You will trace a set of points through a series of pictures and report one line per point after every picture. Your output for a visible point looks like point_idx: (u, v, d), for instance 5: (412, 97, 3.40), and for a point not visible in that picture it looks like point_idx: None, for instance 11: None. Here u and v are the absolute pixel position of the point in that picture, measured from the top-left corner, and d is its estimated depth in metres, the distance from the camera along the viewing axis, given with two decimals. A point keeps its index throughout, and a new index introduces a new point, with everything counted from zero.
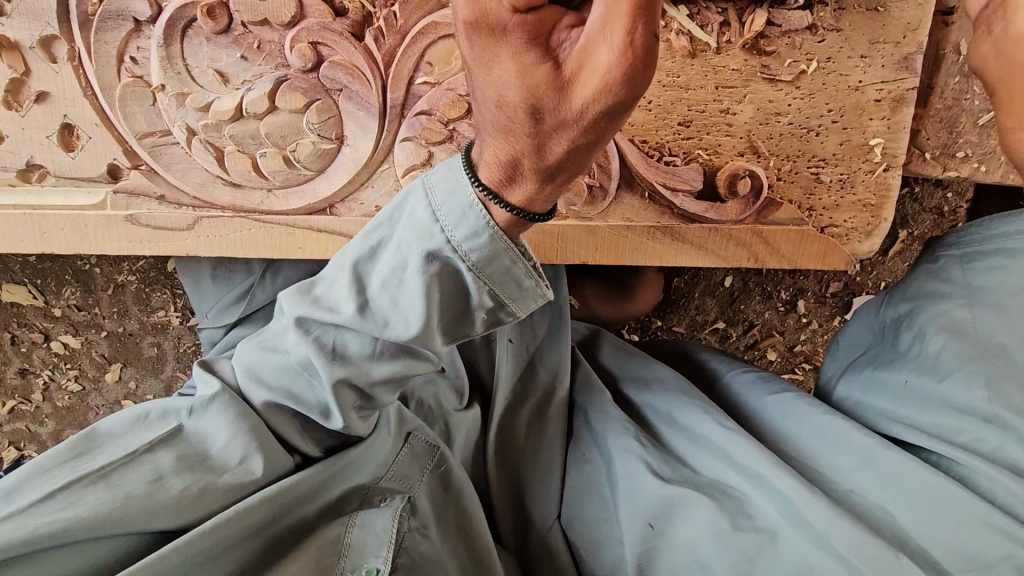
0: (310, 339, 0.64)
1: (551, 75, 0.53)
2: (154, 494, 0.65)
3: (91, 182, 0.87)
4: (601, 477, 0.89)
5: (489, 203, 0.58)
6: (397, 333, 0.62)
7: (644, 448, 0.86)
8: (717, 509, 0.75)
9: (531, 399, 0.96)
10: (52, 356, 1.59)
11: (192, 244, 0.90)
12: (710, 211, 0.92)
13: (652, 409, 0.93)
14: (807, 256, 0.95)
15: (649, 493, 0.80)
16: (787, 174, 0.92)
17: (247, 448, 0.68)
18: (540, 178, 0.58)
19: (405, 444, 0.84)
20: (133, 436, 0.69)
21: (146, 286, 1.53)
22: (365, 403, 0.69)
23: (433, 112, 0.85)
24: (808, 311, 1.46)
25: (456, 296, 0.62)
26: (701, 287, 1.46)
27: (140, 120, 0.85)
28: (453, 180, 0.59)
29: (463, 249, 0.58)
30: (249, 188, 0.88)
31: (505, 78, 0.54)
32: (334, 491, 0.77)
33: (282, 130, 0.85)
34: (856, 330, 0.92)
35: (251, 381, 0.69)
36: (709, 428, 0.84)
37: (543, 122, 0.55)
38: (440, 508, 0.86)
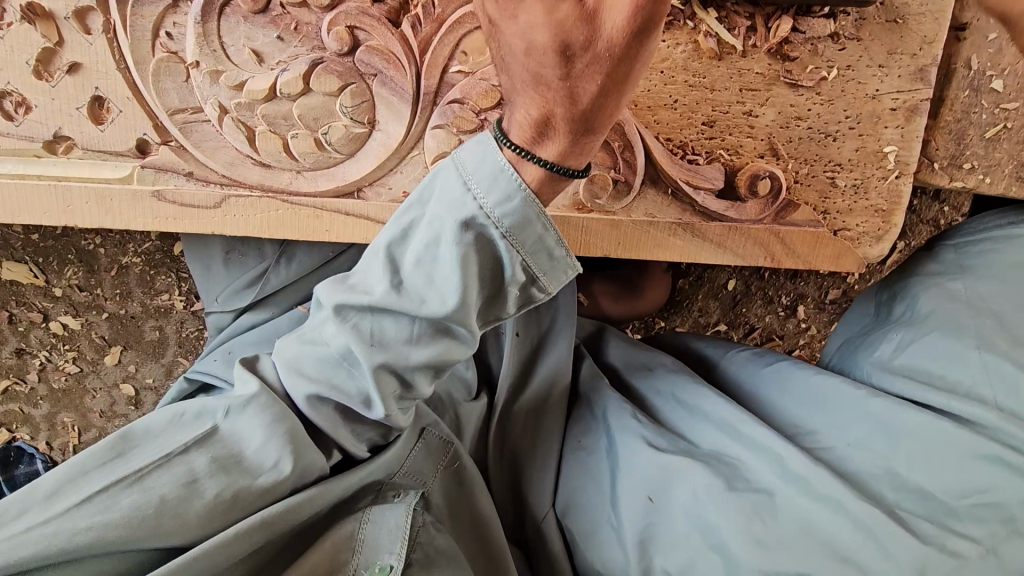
0: (349, 326, 0.64)
1: (576, 8, 0.56)
2: (190, 497, 0.64)
3: (119, 156, 0.87)
4: (602, 450, 0.90)
5: (521, 160, 0.60)
6: (434, 310, 0.61)
7: (642, 424, 0.88)
8: (712, 473, 0.76)
9: (537, 383, 0.97)
10: (50, 337, 1.56)
11: (220, 223, 0.90)
12: (730, 210, 0.94)
13: (653, 391, 0.96)
14: (822, 257, 0.98)
15: (648, 462, 0.82)
16: (804, 177, 0.95)
17: (282, 451, 0.68)
18: (575, 127, 0.60)
19: (419, 439, 0.84)
20: (168, 437, 0.68)
21: (151, 268, 1.52)
22: (405, 393, 0.68)
23: (466, 101, 0.86)
24: (807, 317, 1.49)
25: (490, 268, 0.62)
26: (705, 289, 1.49)
27: (172, 96, 0.85)
28: (482, 152, 0.61)
29: (497, 214, 0.59)
30: (278, 169, 0.89)
31: (533, 20, 0.57)
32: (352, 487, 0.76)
33: (315, 112, 0.86)
34: (855, 314, 0.97)
35: (295, 376, 0.68)
36: (711, 402, 0.86)
37: (575, 60, 0.58)
38: (453, 503, 0.87)
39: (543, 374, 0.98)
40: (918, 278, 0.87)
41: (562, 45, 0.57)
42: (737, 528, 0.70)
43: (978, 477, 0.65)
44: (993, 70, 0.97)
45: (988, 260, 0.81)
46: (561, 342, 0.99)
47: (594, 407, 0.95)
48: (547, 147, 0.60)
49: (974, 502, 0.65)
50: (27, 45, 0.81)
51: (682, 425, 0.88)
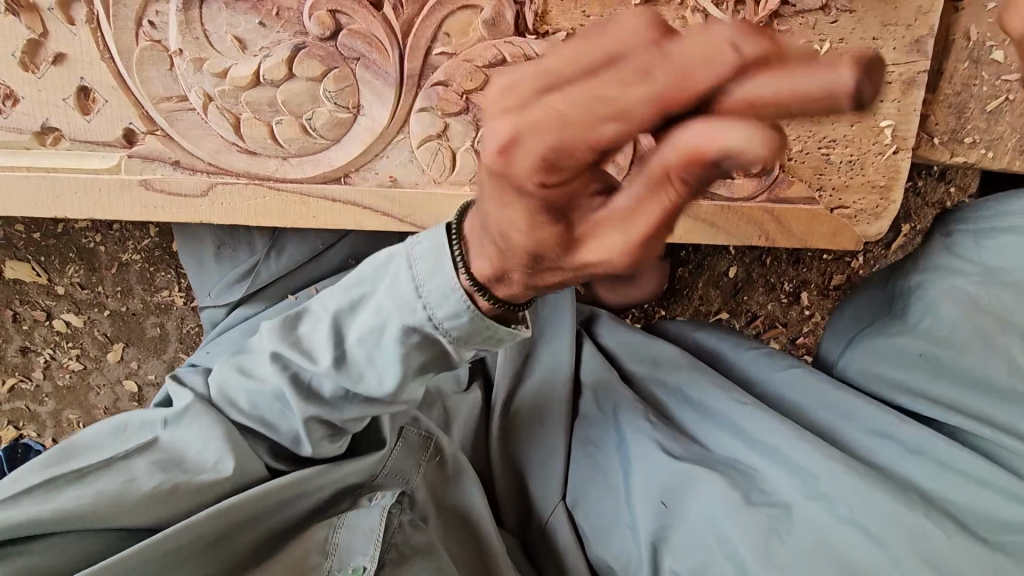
0: (285, 376, 0.68)
1: (559, 237, 0.45)
2: (127, 491, 0.67)
3: (105, 146, 0.87)
4: (612, 449, 0.88)
5: (474, 293, 0.59)
6: (369, 387, 0.66)
7: (655, 425, 0.85)
8: (728, 484, 0.75)
9: (533, 381, 0.96)
10: (54, 335, 1.58)
11: (208, 212, 0.90)
12: (721, 189, 0.93)
13: (665, 387, 0.93)
14: (818, 236, 0.96)
15: (662, 468, 0.80)
16: (799, 154, 0.93)
17: (221, 451, 0.70)
18: (530, 287, 0.55)
19: (399, 438, 0.84)
20: (112, 446, 0.72)
21: (151, 265, 1.52)
22: (335, 432, 0.74)
23: (450, 83, 0.86)
24: (810, 303, 1.46)
25: (432, 358, 0.65)
26: (705, 278, 1.46)
27: (157, 85, 0.85)
28: (436, 258, 0.59)
29: (444, 326, 0.60)
30: (263, 156, 0.89)
31: (512, 224, 0.46)
32: (328, 487, 0.78)
33: (299, 97, 0.86)
34: (862, 303, 0.91)
35: (228, 402, 0.74)
36: (721, 402, 0.85)
37: (543, 264, 0.49)
38: (439, 500, 0.86)
39: (539, 374, 0.96)
40: (926, 275, 0.81)
41: (696, 159, 0.34)
42: (750, 536, 0.70)
43: (1006, 507, 0.65)
44: (993, 41, 0.94)
45: (1001, 245, 0.76)
46: (560, 341, 0.97)
47: (602, 401, 0.92)
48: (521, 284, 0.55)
49: (1015, 536, 0.64)
50: (12, 37, 0.82)
51: (694, 428, 0.87)
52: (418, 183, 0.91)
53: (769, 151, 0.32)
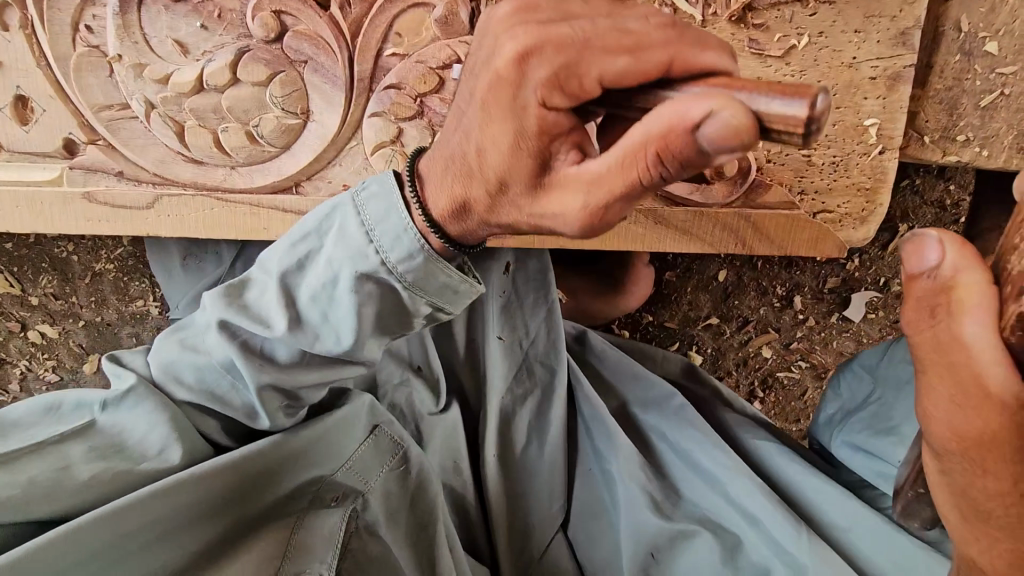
0: (235, 343, 0.66)
1: (534, 173, 0.55)
2: (62, 481, 0.66)
3: (46, 157, 0.84)
4: (603, 492, 0.98)
5: (428, 232, 0.63)
6: (329, 346, 0.67)
7: (649, 481, 0.95)
8: (712, 544, 0.88)
9: (527, 416, 0.99)
10: (29, 346, 1.55)
11: (154, 224, 0.87)
12: (694, 194, 0.88)
13: (654, 429, 1.00)
14: (798, 242, 0.91)
15: (656, 527, 0.91)
16: (778, 155, 0.88)
17: (168, 438, 0.69)
18: (489, 204, 0.59)
19: (371, 435, 0.83)
20: (42, 426, 0.69)
21: (124, 275, 1.49)
22: (291, 403, 0.73)
23: (403, 86, 0.81)
24: (805, 307, 1.32)
25: (391, 307, 0.67)
26: (694, 281, 1.34)
27: (96, 92, 0.81)
28: (387, 204, 0.64)
29: (399, 269, 0.63)
30: (211, 166, 0.85)
31: (497, 143, 0.55)
32: (286, 481, 0.77)
33: (244, 103, 0.81)
34: (858, 380, 0.98)
35: (171, 379, 0.71)
36: (711, 458, 0.93)
37: (507, 195, 0.57)
38: (393, 503, 0.84)
39: (531, 408, 0.99)
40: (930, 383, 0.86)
41: (668, 134, 0.45)
42: None
43: None
44: (986, 32, 0.88)
45: None
46: (556, 370, 0.99)
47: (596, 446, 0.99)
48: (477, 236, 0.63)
49: None
50: None
51: (681, 474, 0.96)
52: None
53: (746, 130, 0.42)
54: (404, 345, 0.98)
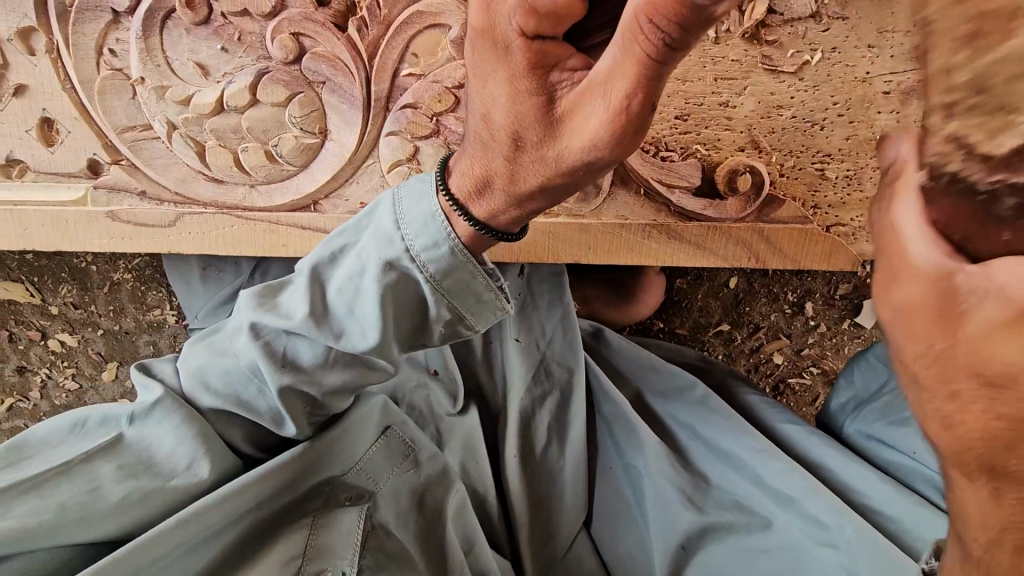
0: (262, 343, 0.67)
1: (541, 110, 0.55)
2: (93, 502, 0.67)
3: (71, 177, 0.86)
4: (624, 484, 1.07)
5: (454, 214, 0.62)
6: (352, 343, 0.66)
7: (677, 473, 1.01)
8: (744, 533, 0.94)
9: (546, 413, 1.11)
10: (49, 354, 1.58)
11: (175, 242, 0.88)
12: (709, 209, 0.89)
13: (677, 421, 1.07)
14: (813, 255, 0.92)
15: (688, 519, 0.96)
16: (791, 170, 0.87)
17: (194, 453, 0.71)
18: (508, 158, 0.58)
19: (382, 436, 0.87)
20: (73, 444, 0.71)
21: (142, 284, 1.51)
22: (315, 409, 0.75)
23: (418, 105, 0.82)
24: (816, 314, 1.32)
25: (413, 307, 0.66)
26: (705, 288, 1.34)
27: (120, 114, 0.83)
28: (420, 197, 0.63)
29: (423, 259, 0.62)
30: (231, 184, 0.86)
31: (498, 97, 0.57)
32: (306, 484, 0.80)
33: (264, 124, 0.83)
34: (869, 369, 0.98)
35: (199, 384, 0.72)
36: (742, 448, 0.97)
37: (523, 149, 0.57)
38: (406, 506, 0.87)
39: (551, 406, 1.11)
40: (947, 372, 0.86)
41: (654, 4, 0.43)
42: None
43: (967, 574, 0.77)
44: None
45: None
46: (573, 369, 1.11)
47: (617, 438, 1.08)
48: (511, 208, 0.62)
49: None
50: None
51: (706, 465, 1.02)
52: None
53: None
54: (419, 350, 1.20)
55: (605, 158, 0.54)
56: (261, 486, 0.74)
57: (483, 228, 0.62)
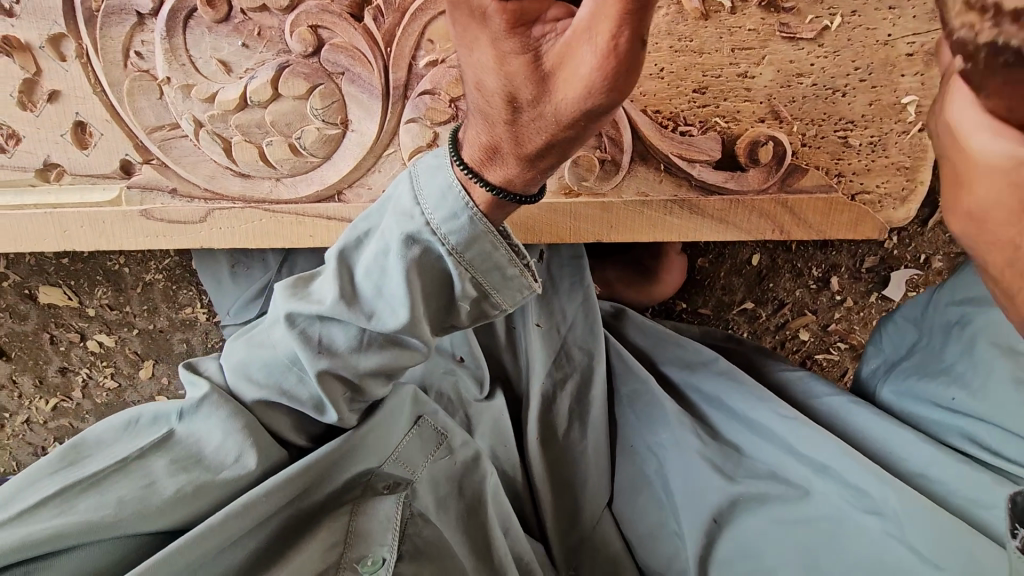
0: (297, 332, 0.69)
1: (529, 67, 0.54)
2: (148, 495, 0.69)
3: (105, 178, 0.89)
4: (649, 463, 1.07)
5: (469, 183, 0.63)
6: (383, 323, 0.67)
7: (703, 442, 1.02)
8: (775, 502, 0.94)
9: (569, 397, 1.12)
10: (89, 354, 1.64)
11: (207, 237, 0.91)
12: (730, 181, 0.87)
13: (698, 392, 1.09)
14: (839, 225, 0.90)
15: (717, 490, 0.97)
16: (813, 139, 0.87)
17: (242, 445, 0.73)
18: (508, 123, 0.59)
19: (414, 426, 0.88)
20: (127, 442, 0.74)
21: (174, 283, 1.55)
22: (356, 395, 0.76)
23: (437, 91, 0.83)
24: (842, 288, 1.31)
25: (440, 285, 0.67)
26: (727, 266, 1.33)
27: (149, 115, 0.85)
28: (436, 172, 0.64)
29: (443, 231, 0.63)
30: (257, 178, 0.88)
31: (486, 63, 0.56)
32: (342, 473, 0.82)
33: (287, 117, 0.85)
34: (901, 326, 0.98)
35: (242, 379, 0.74)
36: (767, 416, 0.98)
37: (521, 111, 0.57)
38: (441, 493, 0.89)
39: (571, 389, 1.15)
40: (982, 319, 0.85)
41: None
42: (789, 554, 0.90)
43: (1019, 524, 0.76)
44: None
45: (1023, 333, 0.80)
46: (593, 353, 1.14)
47: (642, 415, 1.10)
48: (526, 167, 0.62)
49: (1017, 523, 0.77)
50: (9, 78, 0.83)
51: (735, 436, 1.03)
52: None
53: None
54: (448, 340, 1.22)
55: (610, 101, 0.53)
56: (303, 478, 0.76)
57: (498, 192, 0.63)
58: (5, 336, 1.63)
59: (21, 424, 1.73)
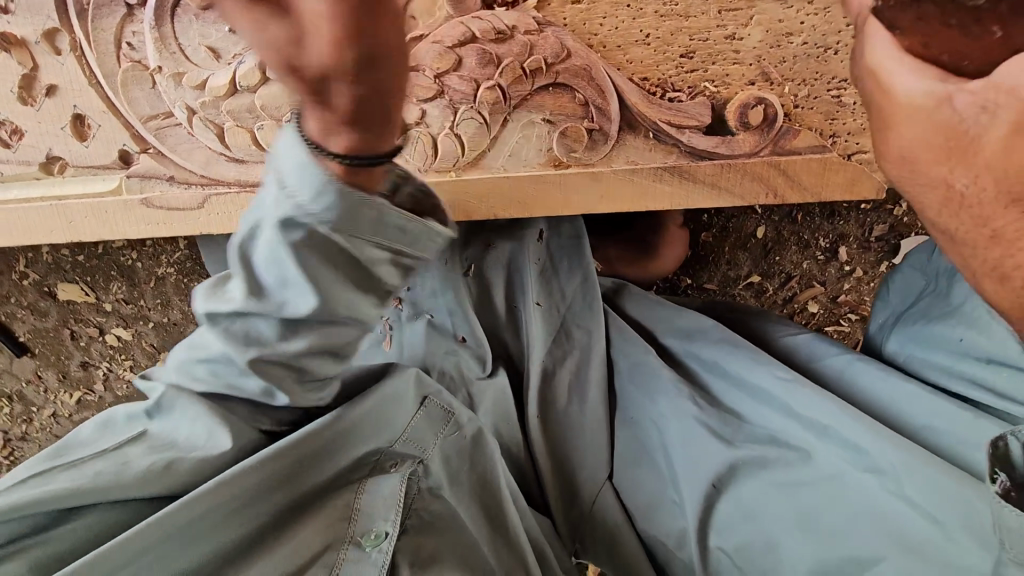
0: (221, 330, 0.65)
1: (286, 30, 0.46)
2: (123, 473, 0.67)
3: (105, 169, 0.91)
4: (652, 434, 1.07)
5: (317, 157, 0.55)
6: (296, 309, 0.61)
7: (702, 410, 1.01)
8: (778, 466, 0.91)
9: (567, 370, 1.15)
10: (108, 348, 1.69)
11: (205, 223, 0.93)
12: (720, 147, 0.86)
13: (699, 360, 1.08)
14: (836, 187, 0.88)
15: (715, 457, 0.96)
16: (806, 100, 0.85)
17: (212, 426, 0.71)
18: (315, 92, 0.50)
19: (421, 407, 0.87)
20: (101, 438, 0.72)
21: (185, 276, 1.59)
22: (305, 376, 0.70)
23: (421, 68, 0.83)
24: (851, 258, 1.28)
25: (348, 261, 0.61)
26: (732, 240, 1.31)
27: (143, 104, 0.87)
28: (287, 147, 0.56)
29: (318, 211, 0.56)
30: (250, 163, 0.90)
31: (256, 35, 0.46)
32: (347, 454, 0.81)
33: (276, 100, 0.86)
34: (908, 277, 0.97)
35: (188, 379, 0.72)
36: (765, 379, 0.97)
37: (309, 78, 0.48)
38: (451, 469, 0.88)
39: (570, 361, 1.16)
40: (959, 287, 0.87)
41: None
42: (788, 518, 0.88)
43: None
44: None
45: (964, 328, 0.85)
46: (592, 327, 1.15)
47: (638, 386, 1.11)
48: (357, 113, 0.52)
49: None
50: (9, 75, 0.86)
51: (739, 404, 1.00)
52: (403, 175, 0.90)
53: None
54: (447, 319, 1.22)
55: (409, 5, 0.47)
56: (300, 453, 0.75)
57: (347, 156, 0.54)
58: (29, 333, 1.69)
59: (48, 418, 1.79)
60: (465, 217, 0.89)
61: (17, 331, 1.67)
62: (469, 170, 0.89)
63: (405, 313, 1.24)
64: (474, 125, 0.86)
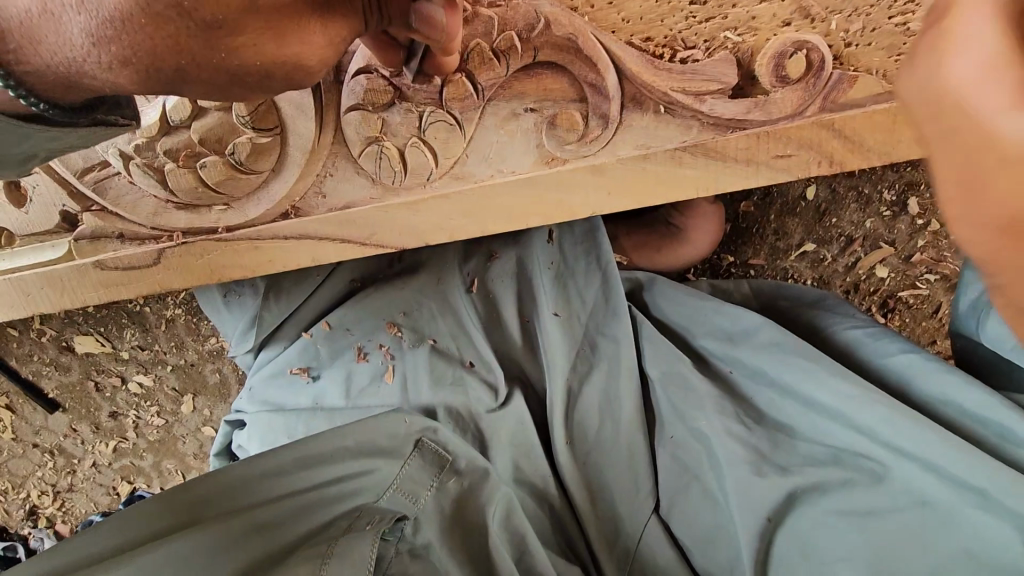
0: None
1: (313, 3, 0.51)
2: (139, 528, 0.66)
3: (51, 235, 0.81)
4: (700, 462, 0.82)
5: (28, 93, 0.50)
6: None
7: (749, 431, 0.82)
8: (862, 489, 0.73)
9: (595, 391, 0.89)
10: (133, 396, 1.37)
11: (164, 280, 0.83)
12: (754, 111, 0.67)
13: (741, 368, 0.87)
14: (906, 145, 0.67)
15: (766, 490, 0.76)
16: (859, 35, 0.64)
17: None
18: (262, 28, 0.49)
19: (416, 452, 0.77)
20: None
21: (194, 315, 1.29)
22: None
23: (372, 69, 0.68)
24: (923, 211, 0.98)
25: None
26: (779, 206, 1.02)
27: (76, 158, 0.76)
28: None
29: None
30: (201, 207, 0.79)
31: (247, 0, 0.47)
32: (315, 518, 0.71)
33: (215, 132, 0.72)
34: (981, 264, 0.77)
35: None
36: (825, 396, 0.77)
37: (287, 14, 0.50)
38: (451, 527, 0.75)
39: (598, 382, 0.90)
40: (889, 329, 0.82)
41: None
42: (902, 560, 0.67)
43: None
44: None
45: (806, 454, 0.78)
46: (620, 339, 0.91)
47: (677, 404, 0.86)
48: (76, 44, 0.47)
49: None
50: None
51: (785, 415, 0.82)
52: (372, 198, 0.76)
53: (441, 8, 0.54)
54: (452, 343, 0.98)
55: (305, 76, 0.55)
56: (297, 484, 0.72)
57: (23, 96, 0.50)
58: (57, 389, 1.37)
59: (87, 471, 1.42)
60: (446, 235, 0.77)
61: (45, 386, 1.37)
62: (445, 180, 0.74)
63: (406, 341, 0.98)
64: (445, 127, 0.71)
